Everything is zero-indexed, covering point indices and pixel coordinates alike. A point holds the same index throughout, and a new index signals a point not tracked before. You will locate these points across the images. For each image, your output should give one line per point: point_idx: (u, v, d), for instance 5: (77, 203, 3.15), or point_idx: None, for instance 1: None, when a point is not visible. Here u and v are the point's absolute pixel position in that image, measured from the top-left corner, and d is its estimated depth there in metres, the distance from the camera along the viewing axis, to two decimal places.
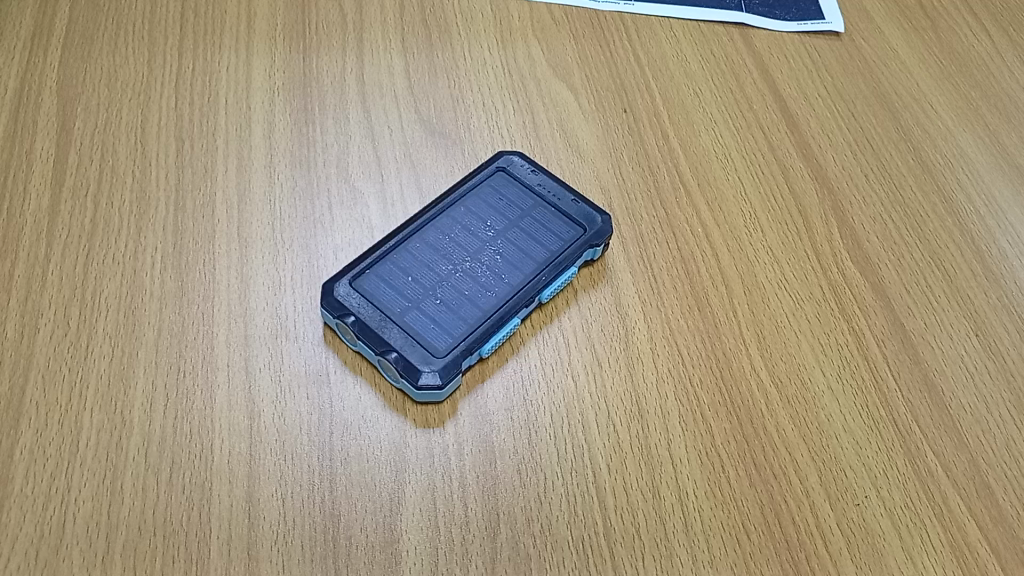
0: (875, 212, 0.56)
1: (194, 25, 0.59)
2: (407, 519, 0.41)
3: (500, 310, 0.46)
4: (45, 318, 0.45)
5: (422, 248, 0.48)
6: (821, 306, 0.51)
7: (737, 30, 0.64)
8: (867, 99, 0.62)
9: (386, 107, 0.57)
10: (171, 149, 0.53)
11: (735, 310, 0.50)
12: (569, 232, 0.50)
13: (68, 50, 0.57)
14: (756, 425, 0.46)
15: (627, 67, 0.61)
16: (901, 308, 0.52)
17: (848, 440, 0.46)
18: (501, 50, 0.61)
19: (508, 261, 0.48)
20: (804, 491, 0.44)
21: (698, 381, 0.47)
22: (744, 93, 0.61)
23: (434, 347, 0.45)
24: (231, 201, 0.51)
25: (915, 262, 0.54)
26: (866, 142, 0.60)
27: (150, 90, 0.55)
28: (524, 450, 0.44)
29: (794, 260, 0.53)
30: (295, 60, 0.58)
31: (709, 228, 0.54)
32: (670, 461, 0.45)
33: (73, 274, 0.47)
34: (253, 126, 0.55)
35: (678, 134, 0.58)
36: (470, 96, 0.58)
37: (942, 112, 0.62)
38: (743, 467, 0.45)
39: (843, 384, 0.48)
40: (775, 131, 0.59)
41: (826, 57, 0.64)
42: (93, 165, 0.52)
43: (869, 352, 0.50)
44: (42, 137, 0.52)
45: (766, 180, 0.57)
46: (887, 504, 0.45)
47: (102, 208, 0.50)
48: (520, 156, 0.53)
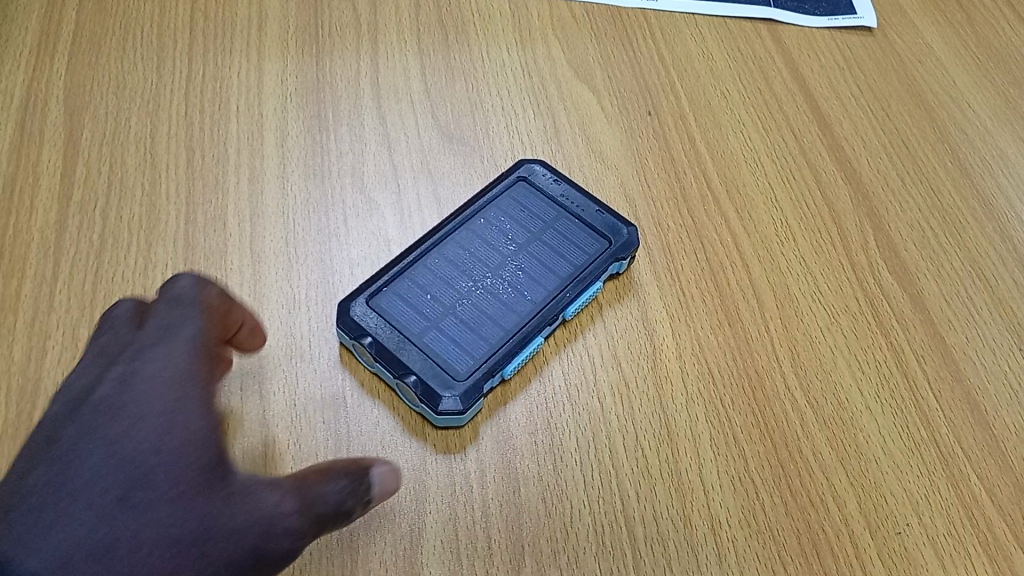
0: (912, 218, 0.54)
1: (204, 29, 0.57)
2: (428, 552, 0.40)
3: (523, 329, 0.45)
4: (53, 340, 0.44)
5: (441, 264, 0.46)
6: (857, 320, 0.49)
7: (764, 26, 0.62)
8: (902, 97, 0.59)
9: (402, 113, 0.55)
10: (181, 159, 0.51)
11: (768, 324, 0.48)
12: (594, 245, 0.48)
13: (75, 56, 0.55)
14: (791, 448, 0.44)
15: (650, 66, 0.59)
16: (942, 321, 0.50)
17: (888, 463, 0.44)
18: (520, 51, 0.58)
19: (530, 277, 0.46)
20: (842, 520, 0.42)
21: (729, 402, 0.45)
22: (773, 92, 0.59)
23: (454, 369, 0.43)
24: (243, 214, 0.50)
25: (955, 271, 0.52)
26: (901, 144, 0.57)
27: (159, 97, 0.54)
28: (549, 476, 0.42)
29: (828, 271, 0.51)
30: (308, 64, 0.56)
31: (739, 237, 0.52)
32: (702, 487, 0.43)
33: (81, 293, 0.46)
34: (265, 133, 0.53)
35: (704, 137, 0.56)
36: (489, 100, 0.56)
37: (980, 111, 0.59)
38: (779, 493, 0.43)
39: (881, 403, 0.46)
40: (806, 132, 0.57)
41: (858, 54, 0.61)
42: (101, 177, 0.50)
43: (909, 368, 0.48)
44: (50, 148, 0.51)
45: (798, 185, 0.54)
46: (930, 532, 0.42)
47: (111, 223, 0.49)
48: (541, 164, 0.51)
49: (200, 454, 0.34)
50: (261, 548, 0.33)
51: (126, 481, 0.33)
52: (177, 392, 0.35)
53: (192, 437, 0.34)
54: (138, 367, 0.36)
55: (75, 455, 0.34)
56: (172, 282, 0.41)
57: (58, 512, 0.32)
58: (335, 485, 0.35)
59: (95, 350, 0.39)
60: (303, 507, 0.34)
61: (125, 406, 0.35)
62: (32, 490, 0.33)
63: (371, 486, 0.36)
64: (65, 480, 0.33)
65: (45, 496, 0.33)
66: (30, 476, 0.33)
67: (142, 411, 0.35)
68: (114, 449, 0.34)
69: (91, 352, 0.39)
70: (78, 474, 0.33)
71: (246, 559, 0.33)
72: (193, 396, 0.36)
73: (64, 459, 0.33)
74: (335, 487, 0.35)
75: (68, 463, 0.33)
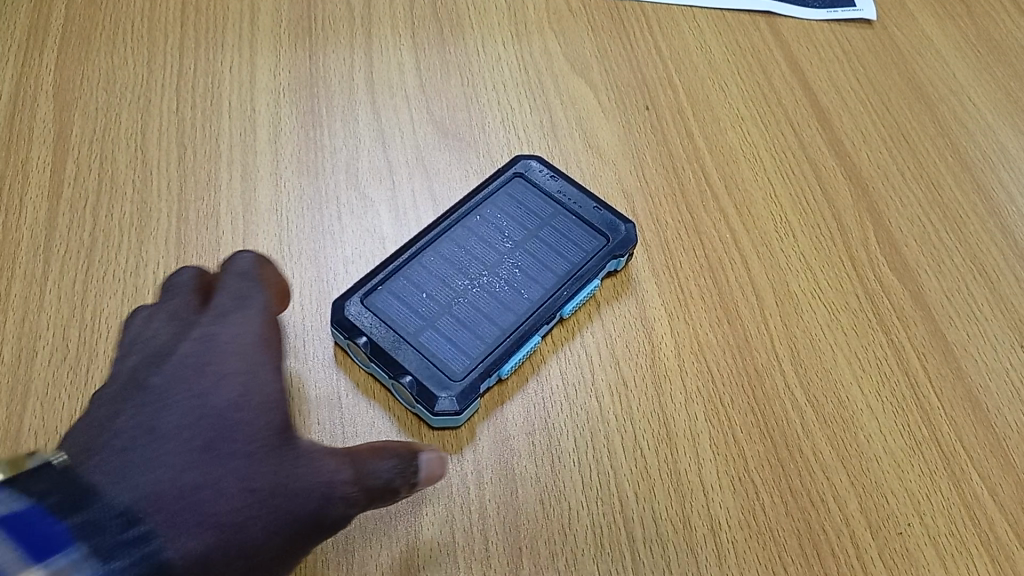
0: (913, 214, 0.53)
1: (196, 22, 0.56)
2: (424, 556, 0.39)
3: (520, 328, 0.44)
4: (43, 340, 0.44)
5: (437, 262, 0.46)
6: (857, 317, 0.49)
7: (763, 18, 0.61)
8: (902, 90, 0.59)
9: (396, 108, 0.55)
10: (173, 156, 0.51)
11: (767, 322, 0.48)
12: (592, 242, 0.48)
13: (65, 51, 0.54)
14: (791, 447, 0.44)
15: (648, 60, 0.58)
16: (943, 318, 0.49)
17: (889, 462, 0.44)
18: (515, 45, 0.58)
19: (527, 275, 0.46)
20: (843, 520, 0.42)
21: (729, 400, 0.45)
22: (771, 86, 0.58)
23: (450, 369, 0.42)
24: (236, 212, 0.49)
25: (956, 267, 0.51)
26: (901, 138, 0.57)
27: (150, 93, 0.53)
28: (547, 477, 0.42)
29: (828, 267, 0.50)
30: (301, 59, 0.56)
31: (738, 233, 0.51)
32: (701, 487, 0.42)
33: (72, 293, 0.45)
34: (258, 129, 0.52)
35: (702, 132, 0.55)
36: (484, 95, 0.55)
37: (981, 105, 0.58)
38: (779, 493, 0.42)
39: (882, 401, 0.46)
40: (805, 126, 0.56)
41: (858, 47, 0.60)
42: (91, 174, 0.50)
43: (910, 366, 0.47)
44: (39, 145, 0.50)
45: (797, 180, 0.54)
46: (931, 532, 0.42)
47: (102, 221, 0.48)
48: (538, 160, 0.51)
49: (276, 415, 0.34)
50: (301, 519, 0.33)
51: (209, 431, 0.33)
52: (253, 357, 0.36)
53: (270, 399, 0.35)
54: (217, 329, 0.37)
55: (157, 407, 0.33)
56: (234, 259, 0.41)
57: (140, 456, 0.32)
58: (386, 464, 0.36)
59: (160, 318, 0.39)
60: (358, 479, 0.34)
61: (204, 367, 0.35)
62: (115, 436, 0.32)
63: (421, 468, 0.36)
64: (149, 427, 0.33)
65: (130, 441, 0.32)
66: (111, 425, 0.33)
67: (222, 370, 0.35)
68: (197, 401, 0.34)
69: (156, 319, 0.39)
70: (162, 422, 0.33)
71: (308, 520, 0.33)
72: (269, 361, 0.36)
73: (144, 411, 0.33)
74: (387, 465, 0.35)
75: (150, 415, 0.33)
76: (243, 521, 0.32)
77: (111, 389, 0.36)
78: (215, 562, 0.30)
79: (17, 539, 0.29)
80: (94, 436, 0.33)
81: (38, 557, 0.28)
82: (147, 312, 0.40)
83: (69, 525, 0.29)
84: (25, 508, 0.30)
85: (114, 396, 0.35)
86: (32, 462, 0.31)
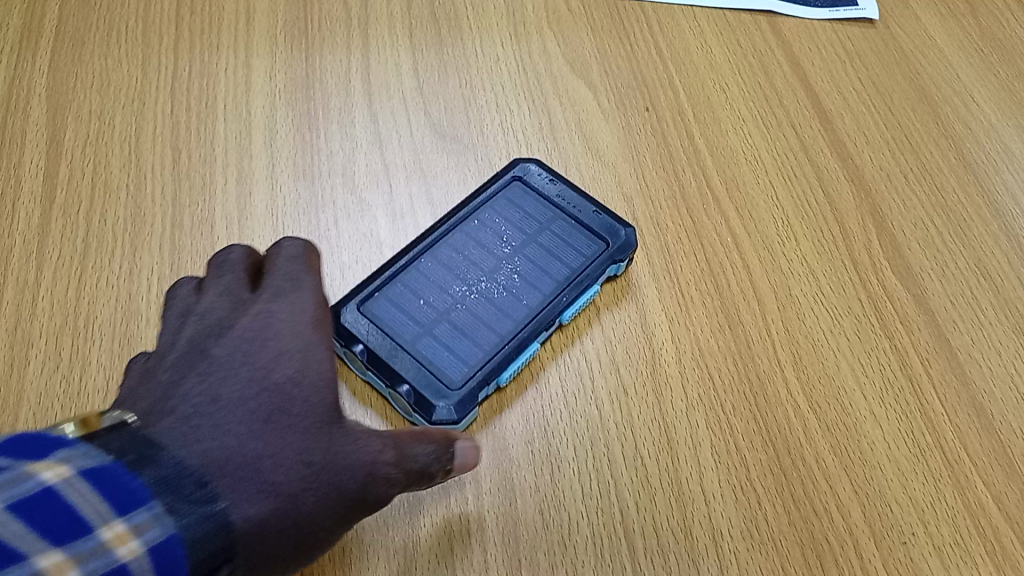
0: (916, 216, 0.53)
1: (190, 23, 0.56)
2: (422, 567, 0.39)
3: (519, 335, 0.43)
4: (36, 348, 0.43)
5: (435, 268, 0.45)
6: (860, 322, 0.48)
7: (764, 18, 0.60)
8: (905, 91, 0.58)
9: (393, 110, 0.54)
10: (167, 160, 0.50)
11: (769, 327, 0.47)
12: (591, 247, 0.47)
13: (58, 52, 0.53)
14: (793, 455, 0.43)
15: (648, 60, 0.57)
16: (947, 323, 0.48)
17: (893, 470, 0.43)
18: (514, 46, 0.57)
19: (526, 281, 0.45)
20: (847, 529, 0.41)
21: (730, 408, 0.44)
22: (773, 87, 0.57)
23: (449, 377, 0.42)
24: (232, 216, 0.48)
25: (959, 271, 0.51)
26: (905, 139, 0.56)
27: (144, 95, 0.52)
28: (546, 487, 0.41)
29: (830, 271, 0.50)
30: (297, 60, 0.55)
31: (740, 237, 0.51)
32: (703, 497, 0.42)
33: (65, 299, 0.45)
34: (254, 132, 0.52)
35: (703, 133, 0.55)
36: (483, 97, 0.55)
37: (984, 105, 0.58)
38: (782, 503, 0.42)
39: (886, 408, 0.45)
40: (807, 128, 0.56)
41: (860, 47, 0.60)
42: (85, 179, 0.49)
43: (914, 371, 0.47)
44: (31, 149, 0.49)
45: (799, 183, 0.53)
46: (936, 541, 0.42)
47: (94, 227, 0.47)
48: (536, 163, 0.50)
49: (329, 393, 0.38)
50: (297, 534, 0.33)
51: (269, 404, 0.36)
52: (307, 335, 0.39)
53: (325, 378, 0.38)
54: (275, 307, 0.40)
55: (220, 375, 0.36)
56: (282, 244, 0.43)
57: (209, 422, 0.34)
58: (424, 449, 0.38)
59: (211, 292, 0.41)
60: (399, 461, 0.37)
61: (264, 343, 0.38)
62: (181, 401, 0.35)
63: (455, 456, 0.38)
64: (214, 395, 0.35)
65: (196, 408, 0.35)
66: (177, 389, 0.36)
67: (281, 346, 0.38)
68: (258, 375, 0.37)
69: (207, 293, 0.41)
70: (226, 392, 0.36)
71: (352, 496, 0.36)
72: (322, 339, 0.39)
73: (208, 379, 0.36)
74: (425, 450, 0.38)
75: (215, 383, 0.36)
76: (298, 493, 0.34)
77: (167, 357, 0.38)
78: (270, 531, 0.33)
79: (98, 488, 0.29)
80: (159, 399, 0.35)
81: (122, 510, 0.29)
82: (195, 283, 0.43)
83: (147, 489, 0.30)
84: (104, 463, 0.30)
85: (174, 362, 0.37)
86: (103, 421, 0.33)
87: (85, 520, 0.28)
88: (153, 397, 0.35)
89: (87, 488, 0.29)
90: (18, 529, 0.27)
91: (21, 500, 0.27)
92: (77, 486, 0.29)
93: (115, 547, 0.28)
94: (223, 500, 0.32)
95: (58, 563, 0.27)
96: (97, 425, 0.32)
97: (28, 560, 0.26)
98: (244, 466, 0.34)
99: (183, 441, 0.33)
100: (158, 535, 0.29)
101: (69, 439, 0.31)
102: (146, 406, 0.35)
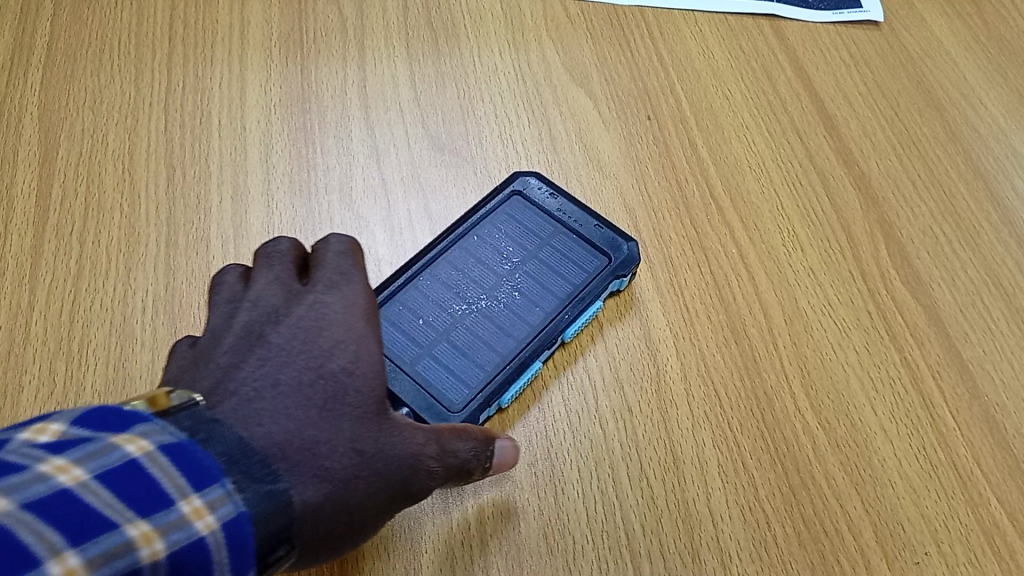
0: (925, 224, 0.52)
1: (184, 37, 0.55)
2: None
3: (520, 355, 0.42)
4: (29, 373, 0.42)
5: (434, 286, 0.44)
6: (869, 334, 0.47)
7: (767, 22, 0.59)
8: (911, 94, 0.57)
9: (391, 122, 0.53)
10: (162, 178, 0.49)
11: (776, 341, 0.46)
12: (593, 262, 0.46)
13: (50, 69, 0.53)
14: (803, 473, 0.42)
15: (649, 68, 0.56)
16: (958, 334, 0.47)
17: (904, 488, 0.42)
18: (512, 55, 0.56)
19: (527, 298, 0.44)
20: (858, 550, 0.41)
21: (737, 425, 0.43)
22: (777, 92, 0.56)
23: (449, 400, 0.41)
24: (227, 234, 0.48)
25: (970, 279, 0.50)
26: (912, 144, 0.55)
27: (138, 112, 0.52)
28: (550, 511, 0.40)
29: (838, 282, 0.49)
30: (292, 73, 0.54)
31: (744, 248, 0.50)
32: (710, 519, 0.41)
33: (58, 323, 0.44)
34: (249, 147, 0.51)
35: (706, 142, 0.54)
36: (482, 108, 0.54)
37: (992, 109, 0.57)
38: (791, 523, 0.41)
39: (896, 424, 0.44)
40: (812, 134, 0.55)
41: (865, 50, 0.59)
42: (78, 199, 0.48)
43: (924, 385, 0.46)
44: (24, 169, 0.49)
45: (804, 191, 0.52)
46: (949, 561, 0.41)
47: (88, 248, 0.46)
48: (536, 176, 0.49)
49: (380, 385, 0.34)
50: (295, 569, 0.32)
51: (326, 392, 0.32)
52: (360, 328, 0.34)
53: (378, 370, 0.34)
54: (328, 298, 0.35)
55: (278, 362, 0.32)
56: (325, 241, 0.38)
57: (270, 406, 0.31)
58: (464, 445, 0.36)
59: (259, 282, 0.36)
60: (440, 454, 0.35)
61: (318, 334, 0.33)
62: (241, 384, 0.31)
63: (495, 453, 0.38)
64: (274, 379, 0.32)
65: (258, 390, 0.31)
66: (235, 373, 0.32)
67: (336, 337, 0.34)
68: (314, 363, 0.33)
69: (255, 283, 0.36)
70: (286, 375, 0.32)
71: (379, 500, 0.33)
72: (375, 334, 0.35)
73: (267, 364, 0.32)
74: (465, 446, 0.36)
75: (274, 367, 0.32)
76: (351, 480, 0.31)
77: (223, 338, 0.34)
78: (325, 513, 0.30)
79: (177, 462, 0.26)
80: (219, 382, 0.32)
81: (198, 484, 0.26)
82: (241, 271, 0.38)
83: (219, 466, 0.27)
84: (181, 438, 0.27)
85: (230, 344, 0.34)
86: (171, 400, 0.29)
87: (148, 503, 0.25)
88: (211, 380, 0.32)
89: (159, 465, 0.26)
90: (104, 499, 0.24)
91: (104, 470, 0.25)
92: (158, 458, 0.26)
93: (195, 520, 0.25)
94: (285, 480, 0.29)
95: (144, 536, 0.24)
96: (167, 403, 0.29)
97: (117, 531, 0.23)
98: (303, 449, 0.30)
99: (242, 424, 0.30)
100: (232, 510, 0.26)
101: (144, 413, 0.27)
102: (208, 385, 0.32)
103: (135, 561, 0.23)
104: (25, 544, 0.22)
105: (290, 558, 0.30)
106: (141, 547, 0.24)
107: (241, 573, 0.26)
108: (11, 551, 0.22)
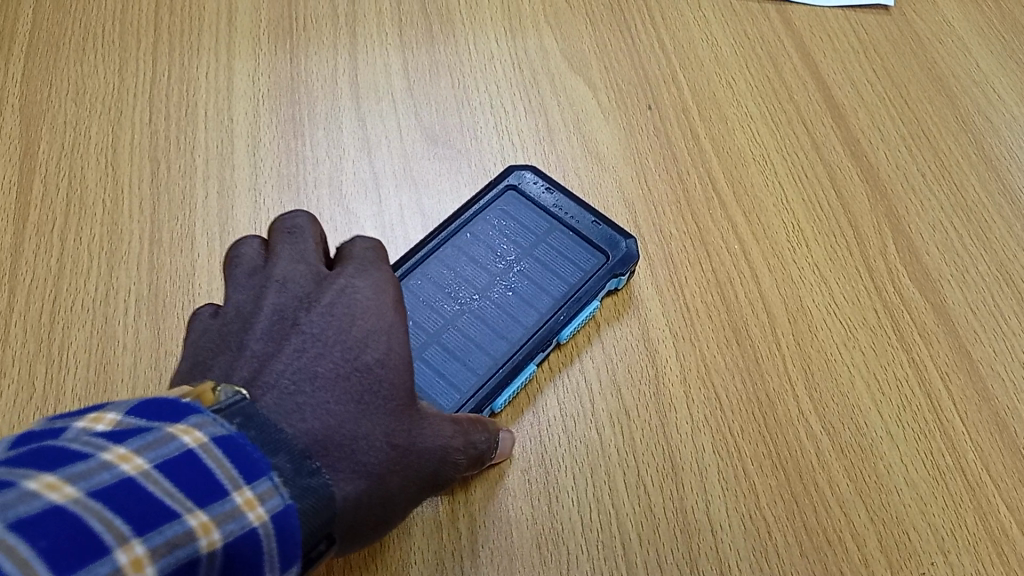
0: (934, 218, 0.50)
1: (169, 25, 0.53)
2: None
3: (514, 358, 0.41)
4: (8, 377, 0.41)
5: (425, 286, 0.43)
6: (876, 334, 0.46)
7: (773, 6, 0.57)
8: (921, 82, 0.55)
9: (382, 113, 0.51)
10: (146, 173, 0.48)
11: (780, 341, 0.45)
12: (590, 261, 0.45)
13: (30, 60, 0.51)
14: (806, 480, 0.41)
15: (650, 56, 0.54)
16: (968, 333, 0.46)
17: (911, 494, 0.41)
18: (508, 43, 0.54)
19: (522, 298, 0.43)
20: (862, 560, 0.39)
21: (738, 430, 0.42)
22: (783, 80, 0.54)
23: (440, 405, 0.39)
24: (212, 232, 0.46)
25: (981, 276, 0.48)
26: (922, 135, 0.53)
27: (122, 104, 0.50)
28: (544, 519, 0.39)
29: (844, 280, 0.47)
30: (280, 62, 0.52)
31: (747, 243, 0.48)
32: (710, 527, 0.39)
33: (39, 325, 0.43)
34: (235, 140, 0.49)
35: (708, 133, 0.52)
36: (476, 97, 0.52)
37: (1005, 97, 0.55)
38: (792, 532, 0.40)
39: (902, 429, 0.43)
40: (819, 124, 0.53)
41: (875, 36, 0.56)
42: (60, 194, 0.47)
43: (932, 388, 0.44)
44: (5, 164, 0.47)
45: (809, 184, 0.51)
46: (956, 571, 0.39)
47: (70, 245, 0.45)
48: (532, 170, 0.47)
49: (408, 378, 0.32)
50: None
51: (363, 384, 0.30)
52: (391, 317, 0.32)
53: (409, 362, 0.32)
54: (359, 282, 0.33)
55: (315, 353, 0.30)
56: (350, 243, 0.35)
57: (311, 400, 0.29)
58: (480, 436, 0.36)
59: (282, 258, 0.34)
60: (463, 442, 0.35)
61: (352, 323, 0.31)
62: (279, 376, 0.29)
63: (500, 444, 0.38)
64: (312, 371, 0.30)
65: (295, 379, 0.29)
66: (272, 363, 0.30)
67: (369, 327, 0.31)
68: (350, 354, 0.31)
69: (277, 259, 0.34)
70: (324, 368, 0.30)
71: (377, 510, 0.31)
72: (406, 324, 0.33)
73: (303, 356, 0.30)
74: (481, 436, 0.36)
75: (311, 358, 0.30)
76: (385, 475, 0.30)
77: (254, 320, 0.31)
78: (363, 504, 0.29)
79: (230, 454, 0.24)
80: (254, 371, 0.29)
81: (247, 475, 0.24)
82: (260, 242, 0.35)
83: (267, 461, 0.25)
84: (231, 430, 0.25)
85: (263, 329, 0.31)
86: (219, 396, 0.26)
87: (204, 493, 0.23)
88: (247, 369, 0.29)
89: (213, 456, 0.23)
90: (165, 488, 0.22)
91: (162, 461, 0.22)
92: (213, 449, 0.24)
93: (248, 512, 0.23)
94: (326, 475, 0.27)
95: (203, 526, 0.22)
96: (213, 400, 0.26)
97: (178, 522, 0.21)
98: (344, 445, 0.29)
99: (285, 421, 0.28)
100: (280, 504, 0.24)
101: (196, 405, 0.25)
102: (245, 375, 0.29)
103: (195, 552, 0.22)
104: (91, 532, 0.20)
105: (332, 553, 0.28)
106: (200, 537, 0.22)
107: (288, 567, 0.25)
108: (78, 540, 0.19)
